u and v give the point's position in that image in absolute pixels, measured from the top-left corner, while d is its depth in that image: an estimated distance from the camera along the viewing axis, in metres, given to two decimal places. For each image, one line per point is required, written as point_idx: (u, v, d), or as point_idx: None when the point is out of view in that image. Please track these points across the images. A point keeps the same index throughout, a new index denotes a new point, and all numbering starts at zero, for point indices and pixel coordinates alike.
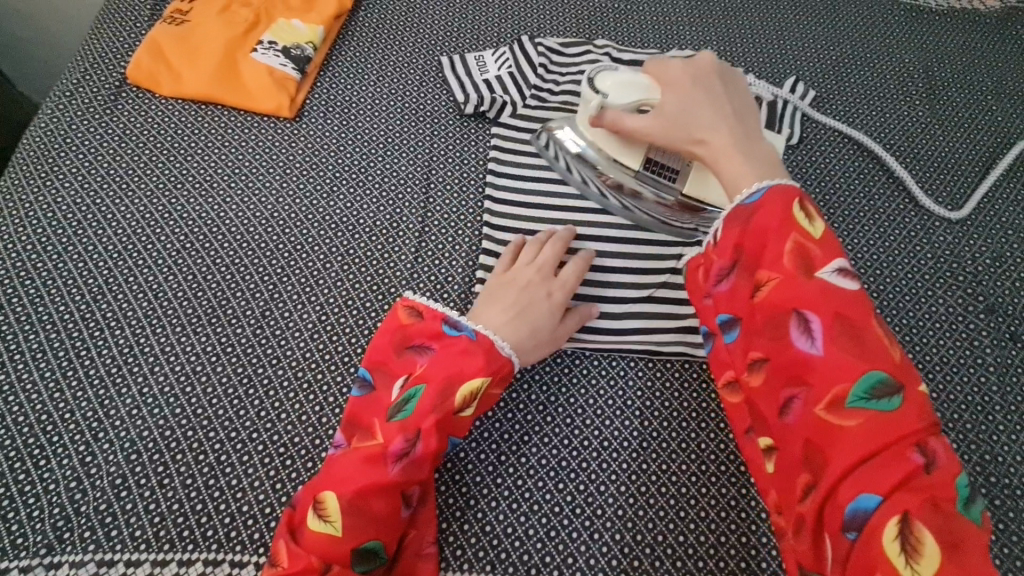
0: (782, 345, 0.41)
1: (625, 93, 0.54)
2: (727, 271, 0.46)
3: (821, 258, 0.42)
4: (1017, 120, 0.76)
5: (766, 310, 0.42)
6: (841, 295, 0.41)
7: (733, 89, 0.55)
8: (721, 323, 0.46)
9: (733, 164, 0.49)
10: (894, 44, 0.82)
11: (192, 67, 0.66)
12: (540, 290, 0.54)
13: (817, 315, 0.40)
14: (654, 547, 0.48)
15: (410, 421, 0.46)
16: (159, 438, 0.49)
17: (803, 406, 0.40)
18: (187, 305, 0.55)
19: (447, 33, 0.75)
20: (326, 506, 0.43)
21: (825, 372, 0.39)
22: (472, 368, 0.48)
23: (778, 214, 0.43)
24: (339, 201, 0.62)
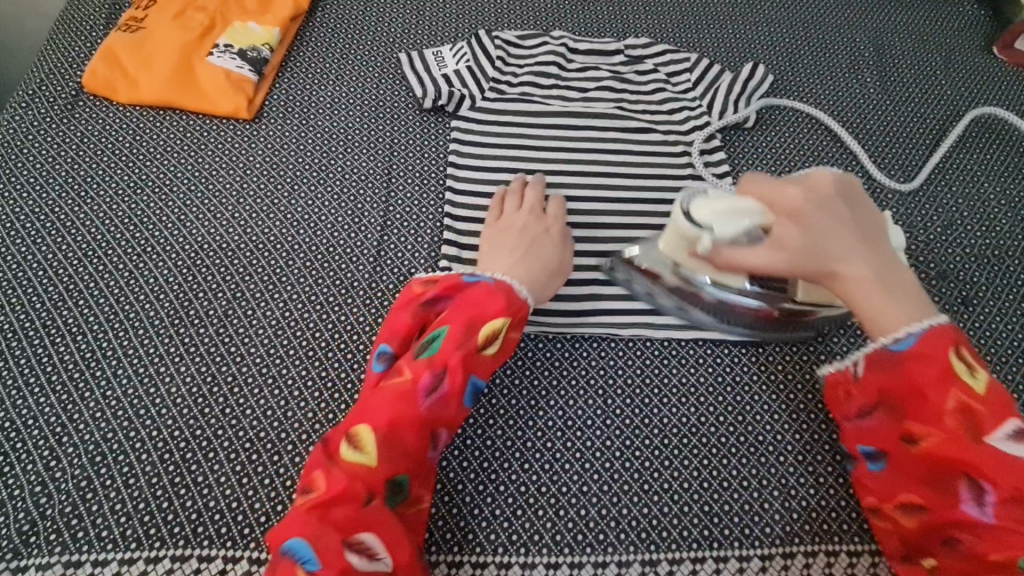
0: (949, 503, 0.42)
1: (732, 223, 0.46)
2: (875, 407, 0.46)
3: (991, 419, 0.41)
4: (965, 93, 0.78)
5: (930, 464, 0.42)
6: (1015, 463, 0.40)
7: (857, 207, 0.47)
8: (867, 453, 0.47)
9: (880, 306, 0.44)
10: (846, 24, 0.84)
11: (148, 73, 0.66)
12: (530, 231, 0.57)
13: (993, 484, 0.40)
14: (619, 520, 0.49)
15: (438, 357, 0.47)
16: (123, 439, 0.49)
17: (966, 552, 0.41)
18: (150, 307, 0.55)
19: (404, 30, 0.76)
20: (361, 437, 0.44)
21: (996, 534, 0.40)
22: (493, 310, 0.49)
23: (940, 367, 0.42)
24: (301, 199, 0.62)
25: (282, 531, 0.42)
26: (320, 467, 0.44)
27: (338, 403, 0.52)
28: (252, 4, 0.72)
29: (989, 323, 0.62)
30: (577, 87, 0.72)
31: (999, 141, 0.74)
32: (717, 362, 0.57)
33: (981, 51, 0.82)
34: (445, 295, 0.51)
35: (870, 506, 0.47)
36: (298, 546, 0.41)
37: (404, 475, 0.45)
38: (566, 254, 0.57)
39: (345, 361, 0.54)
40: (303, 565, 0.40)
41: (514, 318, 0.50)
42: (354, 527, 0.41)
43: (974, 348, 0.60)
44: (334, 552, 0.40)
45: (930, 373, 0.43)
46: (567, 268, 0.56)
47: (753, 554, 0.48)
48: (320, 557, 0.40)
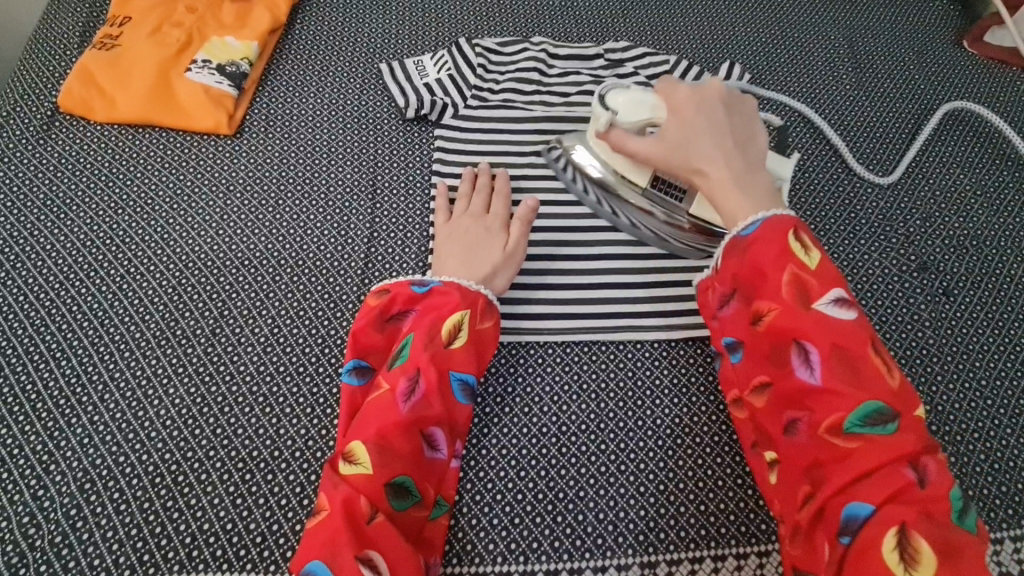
0: (786, 373, 0.44)
1: (634, 113, 0.54)
2: (732, 296, 0.49)
3: (818, 287, 0.44)
4: (938, 86, 0.80)
5: (770, 336, 0.45)
6: (838, 324, 0.43)
7: (738, 117, 0.53)
8: (728, 344, 0.49)
9: (729, 196, 0.50)
10: (821, 22, 0.85)
11: (125, 92, 0.65)
12: (477, 226, 0.58)
13: (816, 345, 0.43)
14: (616, 524, 0.50)
15: (409, 362, 0.49)
16: (113, 465, 0.48)
17: (805, 428, 0.43)
18: (135, 329, 0.54)
19: (385, 40, 0.75)
20: (353, 452, 0.45)
21: (824, 398, 0.42)
22: (454, 308, 0.51)
23: (774, 245, 0.46)
24: (286, 214, 0.62)
25: (301, 558, 0.42)
26: (324, 487, 0.44)
27: (331, 419, 0.51)
28: (228, 18, 0.71)
29: (970, 312, 0.63)
30: (559, 92, 0.72)
31: (972, 133, 0.75)
32: (708, 362, 0.57)
33: (951, 45, 0.84)
34: (407, 303, 0.53)
35: (737, 400, 0.50)
36: (316, 570, 0.40)
37: (405, 480, 0.45)
38: (516, 245, 0.57)
39: (337, 376, 0.53)
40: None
41: (477, 309, 0.52)
42: (365, 540, 0.42)
43: (956, 337, 0.62)
44: (349, 568, 0.40)
45: (768, 250, 0.46)
46: (517, 259, 0.57)
47: (751, 552, 0.49)
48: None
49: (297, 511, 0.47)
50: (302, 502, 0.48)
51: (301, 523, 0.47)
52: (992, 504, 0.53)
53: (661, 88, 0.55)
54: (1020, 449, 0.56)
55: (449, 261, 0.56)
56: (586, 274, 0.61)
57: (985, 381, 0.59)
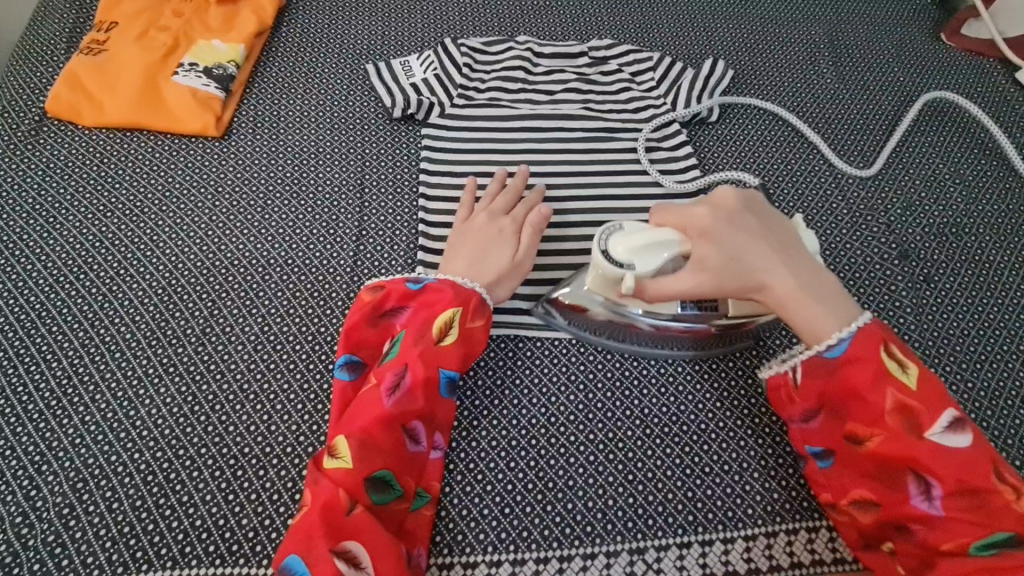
0: (900, 498, 0.44)
1: (652, 258, 0.47)
2: (819, 409, 0.47)
3: (928, 414, 0.43)
4: (917, 79, 0.81)
5: (877, 462, 0.44)
6: (955, 452, 0.42)
7: (765, 218, 0.49)
8: (815, 453, 0.48)
9: (805, 312, 0.46)
10: (802, 18, 0.86)
11: (113, 96, 0.65)
12: (490, 229, 0.57)
13: (935, 475, 0.42)
14: (605, 512, 0.50)
15: (398, 359, 0.49)
16: (105, 464, 0.48)
17: (921, 542, 0.43)
18: (125, 330, 0.55)
19: (371, 41, 0.76)
20: (337, 444, 0.46)
21: (943, 525, 0.42)
22: (445, 307, 0.51)
23: (875, 367, 0.44)
24: (274, 214, 0.62)
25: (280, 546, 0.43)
26: (307, 478, 0.45)
27: (322, 414, 0.52)
28: (215, 22, 0.72)
29: (950, 298, 0.64)
30: (544, 89, 0.73)
31: (951, 124, 0.77)
32: (694, 352, 0.58)
33: (930, 38, 0.86)
34: (400, 300, 0.53)
35: (826, 503, 0.48)
36: (291, 559, 0.41)
37: (385, 472, 0.46)
38: (524, 255, 0.57)
39: (327, 373, 0.54)
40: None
41: (469, 307, 0.52)
42: (342, 532, 0.42)
43: (937, 323, 0.63)
44: (323, 558, 0.41)
45: (869, 378, 0.45)
46: (523, 270, 0.56)
47: (737, 536, 0.50)
48: (314, 568, 0.41)
49: (289, 506, 0.48)
50: (294, 496, 0.48)
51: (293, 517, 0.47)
52: None
53: (665, 212, 0.50)
54: (999, 431, 0.57)
55: (457, 263, 0.55)
56: (573, 267, 0.61)
57: (965, 365, 0.61)
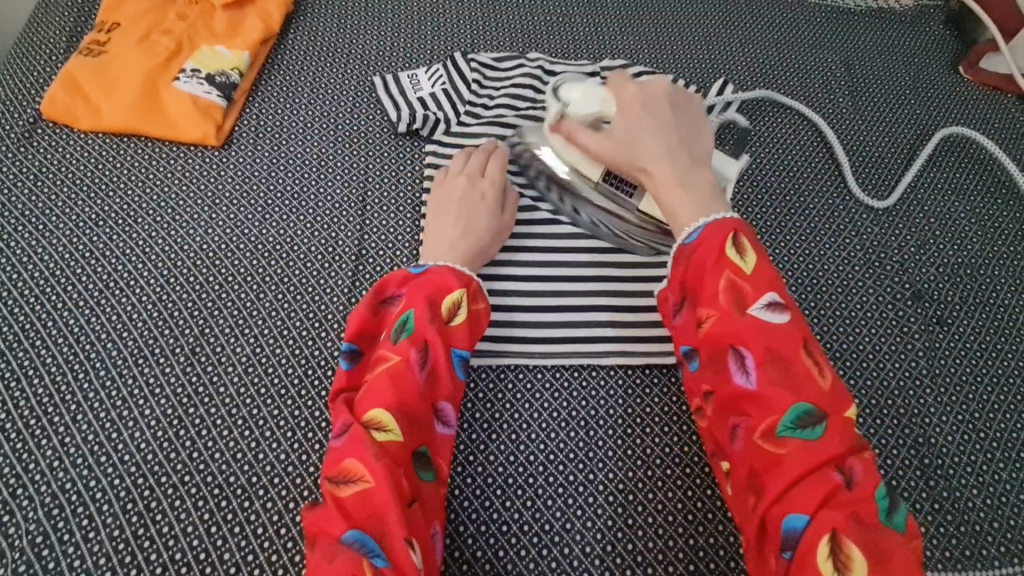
0: (722, 380, 0.45)
1: (584, 106, 0.57)
2: (682, 305, 0.49)
3: (753, 292, 0.45)
4: (934, 111, 0.80)
5: (709, 345, 0.46)
6: (772, 327, 0.44)
7: (683, 115, 0.55)
8: (685, 354, 0.49)
9: (672, 194, 0.52)
10: (818, 44, 0.85)
11: (111, 100, 0.63)
12: (475, 194, 0.60)
13: (752, 350, 0.43)
14: (603, 557, 0.48)
15: (417, 336, 0.48)
16: (82, 490, 0.46)
17: (743, 435, 0.43)
18: (111, 346, 0.53)
19: (380, 52, 0.74)
20: (376, 421, 0.44)
21: (759, 405, 0.43)
22: (451, 286, 0.51)
23: (721, 252, 0.46)
24: (272, 228, 0.60)
25: (336, 527, 0.40)
26: (349, 455, 0.42)
27: (312, 443, 0.50)
28: (220, 27, 0.70)
29: (965, 342, 0.63)
30: None
31: (968, 159, 0.75)
32: None
33: (947, 70, 0.84)
34: (399, 286, 0.52)
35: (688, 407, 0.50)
36: (360, 538, 0.39)
37: (425, 450, 0.45)
38: (507, 217, 0.61)
39: (319, 400, 0.52)
40: (371, 557, 0.38)
41: (470, 291, 0.52)
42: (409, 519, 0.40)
43: (949, 367, 0.61)
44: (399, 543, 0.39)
45: (709, 263, 0.47)
46: (508, 230, 0.61)
47: None
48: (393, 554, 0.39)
49: (274, 540, 0.46)
50: (279, 531, 0.46)
51: (278, 554, 0.45)
52: (985, 541, 0.52)
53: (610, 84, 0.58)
54: (1014, 484, 0.55)
55: (454, 225, 0.57)
56: (578, 296, 0.60)
57: (977, 413, 0.59)
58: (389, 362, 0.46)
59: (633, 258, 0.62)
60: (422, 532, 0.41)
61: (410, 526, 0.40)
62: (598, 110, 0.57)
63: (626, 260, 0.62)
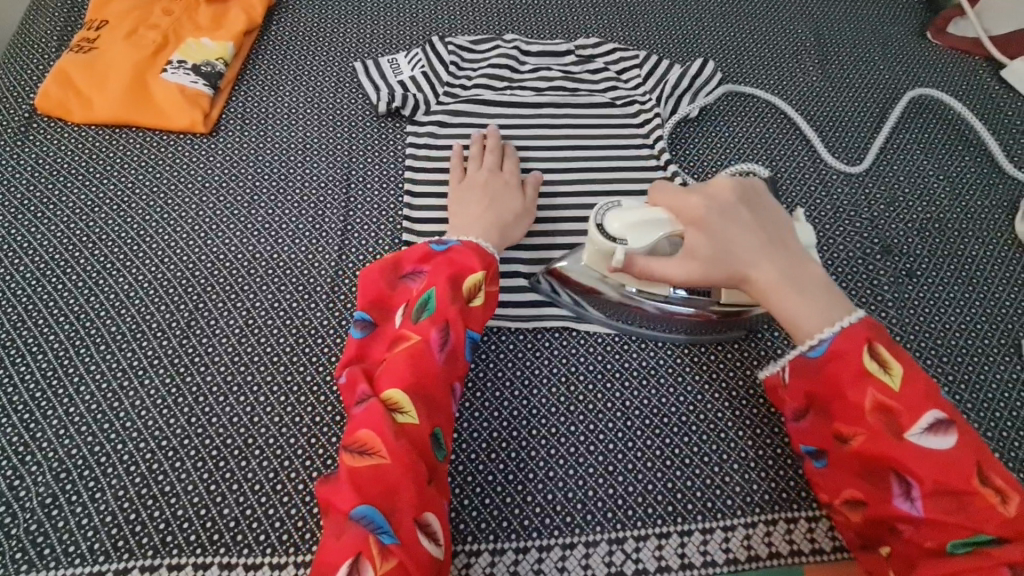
0: (883, 498, 0.44)
1: (647, 236, 0.49)
2: (808, 409, 0.48)
3: (908, 414, 0.43)
4: (903, 76, 0.82)
5: (859, 460, 0.44)
6: (936, 452, 0.42)
7: (761, 213, 0.50)
8: (809, 452, 0.48)
9: (788, 300, 0.47)
10: (788, 16, 0.87)
11: (102, 93, 0.66)
12: (497, 179, 0.62)
13: (914, 476, 0.42)
14: (585, 502, 0.51)
15: (436, 315, 0.50)
16: (88, 455, 0.49)
17: (906, 542, 0.43)
18: (110, 323, 0.55)
19: (360, 39, 0.77)
20: (394, 402, 0.46)
21: (929, 526, 0.42)
22: (470, 267, 0.52)
23: (862, 371, 0.44)
24: (261, 209, 0.63)
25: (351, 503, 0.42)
26: (367, 427, 0.44)
27: (304, 405, 0.52)
28: (204, 20, 0.72)
29: (934, 293, 0.65)
30: (530, 87, 0.75)
31: (936, 121, 0.77)
32: (675, 345, 0.59)
33: (915, 36, 0.86)
34: (421, 262, 0.54)
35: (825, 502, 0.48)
36: (370, 512, 0.41)
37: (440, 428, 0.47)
38: (530, 199, 0.62)
39: (310, 366, 0.54)
40: (380, 533, 0.40)
41: (489, 271, 0.53)
42: (422, 497, 0.43)
43: (918, 317, 0.63)
44: (408, 521, 0.42)
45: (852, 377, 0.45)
46: (531, 213, 0.62)
47: (716, 526, 0.50)
48: (399, 525, 0.41)
49: (270, 495, 0.48)
50: (275, 487, 0.49)
51: (274, 508, 0.48)
52: None
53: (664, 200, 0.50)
54: (978, 424, 0.57)
55: (476, 207, 0.60)
56: None
57: (943, 359, 0.61)
58: (413, 345, 0.48)
59: None
60: (432, 511, 0.43)
61: (420, 502, 0.43)
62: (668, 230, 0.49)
63: None
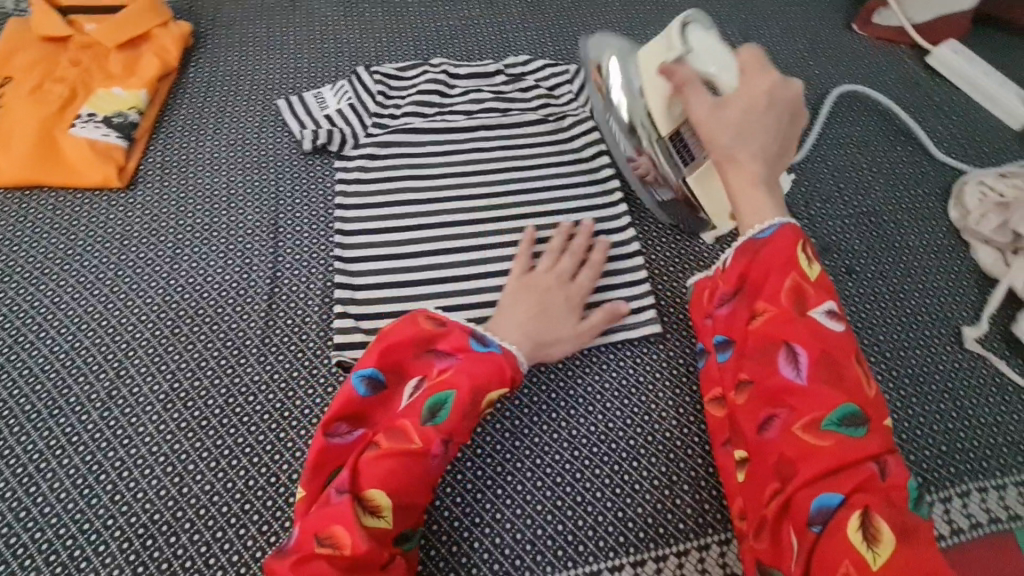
0: (770, 374, 0.45)
1: (707, 61, 0.53)
2: (733, 300, 0.51)
3: (814, 297, 0.46)
4: (831, 70, 0.83)
5: (758, 339, 0.47)
6: (828, 332, 0.45)
7: (787, 125, 0.52)
8: (721, 343, 0.51)
9: (751, 199, 0.51)
10: (717, 18, 0.87)
11: (5, 153, 0.63)
12: (559, 293, 0.57)
13: (805, 348, 0.44)
14: (535, 542, 0.49)
15: (445, 425, 0.46)
16: (3, 549, 0.46)
17: (780, 425, 0.44)
18: (24, 401, 0.52)
19: (283, 74, 0.75)
20: (377, 503, 0.43)
21: (804, 397, 0.43)
22: (498, 382, 0.49)
23: (783, 257, 0.48)
24: (184, 264, 0.60)
25: None
26: (340, 523, 0.42)
27: (236, 470, 0.50)
28: (116, 68, 0.70)
29: (873, 288, 0.65)
30: (461, 110, 0.73)
31: (866, 113, 0.78)
32: (620, 367, 0.58)
33: (842, 29, 0.87)
34: (454, 348, 0.50)
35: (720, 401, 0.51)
36: None
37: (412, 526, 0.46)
38: (587, 325, 0.56)
39: (242, 427, 0.52)
40: None
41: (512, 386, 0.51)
42: None
43: (860, 314, 0.63)
44: None
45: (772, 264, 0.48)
46: (584, 339, 0.56)
47: (669, 553, 0.49)
48: None
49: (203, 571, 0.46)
50: (208, 561, 0.46)
51: None
52: None
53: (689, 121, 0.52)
54: (926, 416, 0.58)
55: (529, 322, 0.54)
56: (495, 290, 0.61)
57: (888, 353, 0.61)
58: (411, 448, 0.45)
59: (547, 249, 0.64)
60: None
61: None
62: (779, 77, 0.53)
63: (537, 252, 0.63)
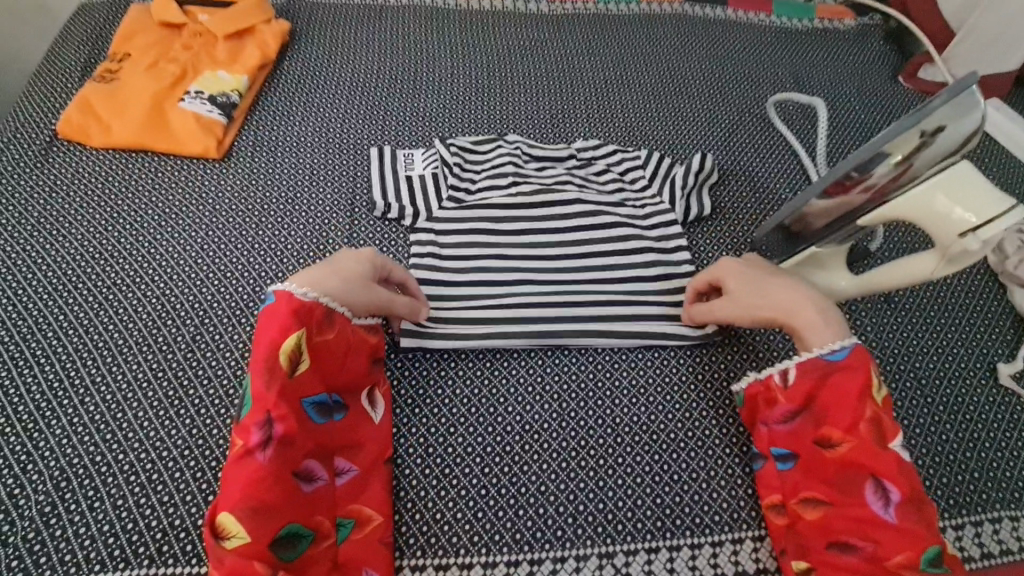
0: (852, 500, 0.47)
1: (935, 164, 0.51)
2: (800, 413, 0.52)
3: (891, 427, 0.48)
4: (875, 115, 0.87)
5: (840, 466, 0.48)
6: (905, 464, 0.48)
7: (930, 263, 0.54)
8: (777, 454, 0.52)
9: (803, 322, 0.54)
10: (770, 60, 0.93)
11: (121, 119, 0.70)
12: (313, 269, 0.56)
13: (894, 485, 0.46)
14: (576, 516, 0.52)
15: (256, 408, 0.47)
16: (89, 464, 0.50)
17: (860, 553, 0.46)
18: (118, 336, 0.57)
19: (366, 76, 0.82)
20: (225, 524, 0.43)
21: (894, 534, 0.45)
22: (273, 340, 0.50)
23: (860, 380, 0.50)
24: (267, 232, 0.65)
25: None
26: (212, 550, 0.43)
27: None
28: (222, 55, 0.77)
29: (911, 318, 0.67)
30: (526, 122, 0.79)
31: None
32: (663, 364, 0.60)
33: (889, 80, 0.92)
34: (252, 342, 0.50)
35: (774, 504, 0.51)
36: None
37: (294, 526, 0.45)
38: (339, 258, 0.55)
39: None
40: None
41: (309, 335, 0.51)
42: None
43: (897, 341, 0.65)
44: None
45: (846, 388, 0.50)
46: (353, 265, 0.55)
47: (705, 542, 0.51)
48: None
49: None
50: None
51: None
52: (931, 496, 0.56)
53: (833, 212, 0.56)
54: (958, 444, 0.59)
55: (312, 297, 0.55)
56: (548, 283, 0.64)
57: (925, 381, 0.63)
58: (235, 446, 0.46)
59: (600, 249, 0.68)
60: None
61: None
62: (952, 142, 0.50)
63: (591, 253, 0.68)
